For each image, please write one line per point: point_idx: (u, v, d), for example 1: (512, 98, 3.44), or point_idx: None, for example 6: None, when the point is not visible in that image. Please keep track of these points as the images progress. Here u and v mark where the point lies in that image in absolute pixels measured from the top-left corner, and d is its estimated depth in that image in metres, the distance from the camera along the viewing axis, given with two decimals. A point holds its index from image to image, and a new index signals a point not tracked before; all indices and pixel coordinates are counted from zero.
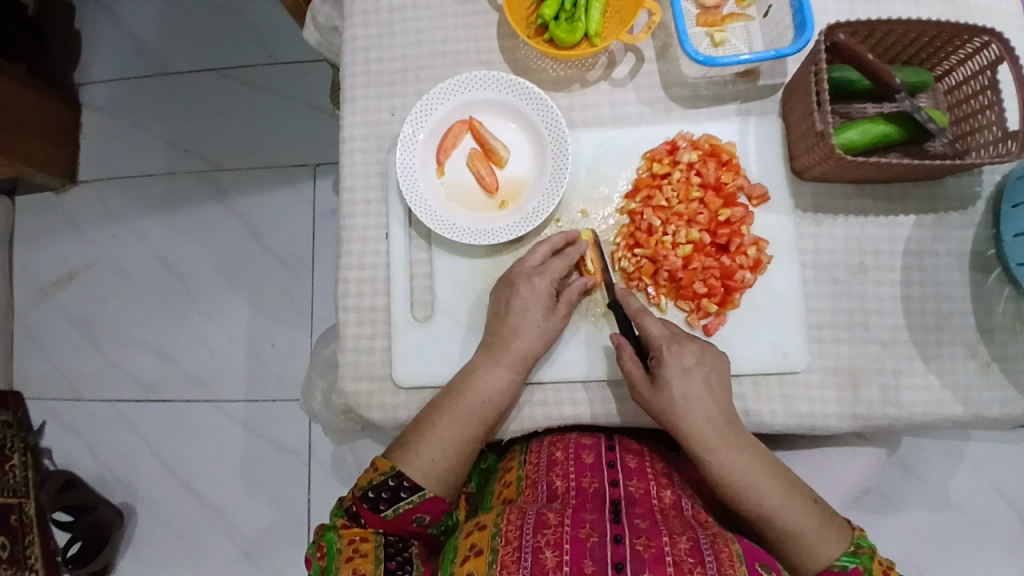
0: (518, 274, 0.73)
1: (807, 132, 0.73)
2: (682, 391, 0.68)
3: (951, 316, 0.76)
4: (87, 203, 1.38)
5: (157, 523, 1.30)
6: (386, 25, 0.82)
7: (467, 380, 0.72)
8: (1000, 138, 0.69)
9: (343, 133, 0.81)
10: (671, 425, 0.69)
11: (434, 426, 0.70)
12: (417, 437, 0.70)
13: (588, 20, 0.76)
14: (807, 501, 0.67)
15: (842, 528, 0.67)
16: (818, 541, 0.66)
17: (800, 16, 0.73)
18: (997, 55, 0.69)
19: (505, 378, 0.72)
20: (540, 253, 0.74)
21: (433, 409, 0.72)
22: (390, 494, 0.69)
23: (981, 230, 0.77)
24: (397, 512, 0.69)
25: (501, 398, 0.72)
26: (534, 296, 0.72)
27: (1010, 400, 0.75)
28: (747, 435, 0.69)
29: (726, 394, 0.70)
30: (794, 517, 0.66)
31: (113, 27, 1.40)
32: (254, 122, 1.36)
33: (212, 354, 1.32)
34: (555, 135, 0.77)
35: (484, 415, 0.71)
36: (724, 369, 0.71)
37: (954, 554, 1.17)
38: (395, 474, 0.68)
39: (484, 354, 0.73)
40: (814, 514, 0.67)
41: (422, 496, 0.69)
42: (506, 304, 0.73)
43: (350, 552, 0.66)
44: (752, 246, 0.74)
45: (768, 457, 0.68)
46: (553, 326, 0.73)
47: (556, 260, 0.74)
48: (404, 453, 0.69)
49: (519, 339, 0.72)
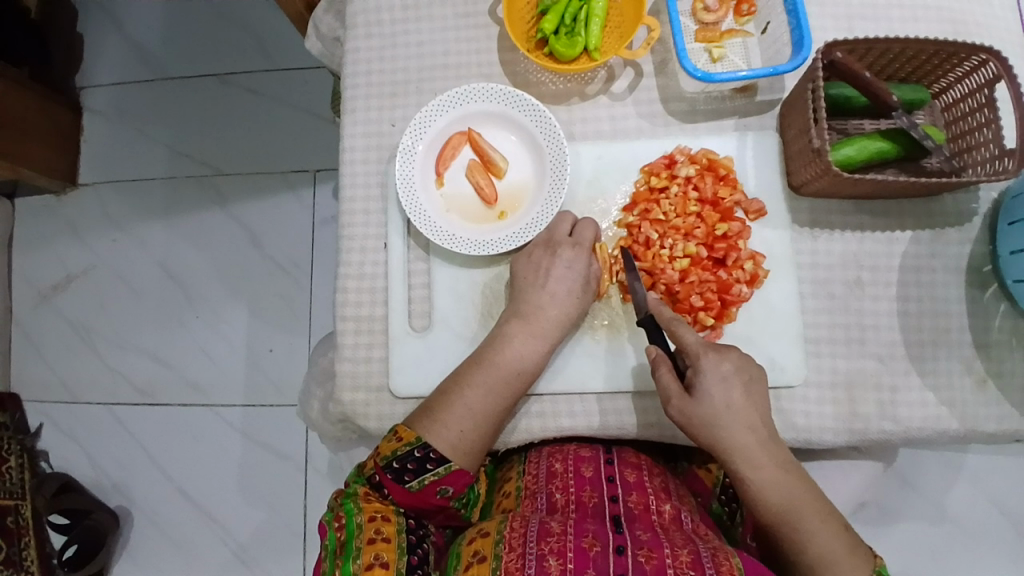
0: (549, 244, 0.76)
1: (804, 149, 0.73)
2: (723, 401, 0.67)
3: (948, 332, 0.76)
4: (87, 209, 1.38)
5: (153, 528, 1.30)
6: (387, 37, 0.83)
7: (497, 350, 0.72)
8: (997, 156, 0.70)
9: (344, 143, 0.82)
10: (709, 437, 0.67)
11: (465, 397, 0.70)
12: (446, 409, 0.70)
13: (588, 35, 0.77)
14: (838, 525, 0.65)
15: (866, 555, 0.65)
16: (849, 570, 0.63)
17: (797, 33, 0.74)
18: (994, 73, 0.69)
19: (537, 348, 0.73)
20: (568, 223, 0.77)
21: (462, 379, 0.71)
22: (416, 465, 0.67)
23: (978, 246, 0.77)
24: (421, 484, 0.67)
25: (534, 369, 0.73)
26: (567, 264, 0.75)
27: (1007, 415, 0.75)
28: (785, 452, 0.68)
29: (764, 406, 0.69)
30: (825, 540, 0.64)
31: (115, 33, 1.40)
32: (255, 129, 1.36)
33: (210, 359, 1.33)
34: (553, 147, 0.77)
35: (516, 385, 0.72)
36: (763, 380, 0.70)
37: (952, 566, 1.16)
38: (422, 445, 0.68)
39: (516, 324, 0.74)
40: (844, 537, 0.65)
41: (447, 469, 0.68)
42: (541, 270, 0.75)
43: (371, 533, 0.63)
44: (749, 260, 0.75)
45: (803, 474, 0.67)
46: (584, 297, 0.75)
47: (585, 229, 0.76)
48: (433, 425, 0.69)
49: (551, 310, 0.74)
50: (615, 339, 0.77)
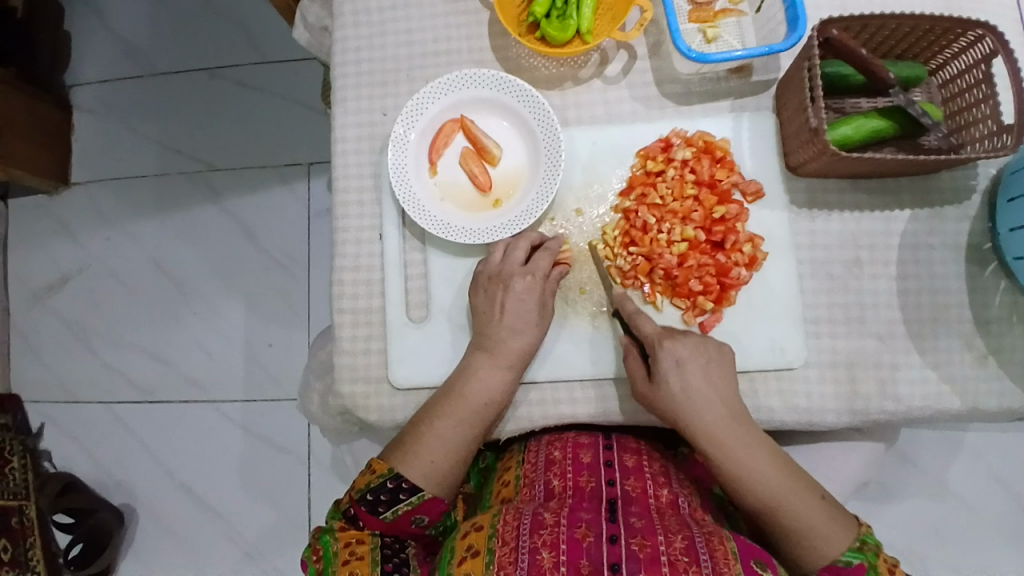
0: (502, 277, 0.73)
1: (800, 128, 0.72)
2: (681, 388, 0.68)
3: (948, 310, 0.76)
4: (80, 207, 1.37)
5: (158, 525, 1.30)
6: (378, 25, 0.82)
7: (462, 381, 0.71)
8: (995, 132, 0.69)
9: (335, 134, 0.81)
10: (673, 421, 0.69)
11: (433, 428, 0.69)
12: (416, 440, 0.69)
13: (579, 17, 0.75)
14: (811, 496, 0.67)
15: (847, 522, 0.67)
16: (820, 535, 0.65)
17: (792, 11, 0.73)
18: (991, 48, 0.68)
19: (500, 379, 0.72)
20: (522, 250, 0.74)
21: (430, 410, 0.70)
22: (390, 496, 0.67)
23: (977, 222, 0.77)
24: (395, 514, 0.68)
25: (499, 398, 0.72)
26: (522, 295, 0.72)
27: (1008, 391, 0.75)
28: (752, 429, 0.68)
29: (727, 382, 0.69)
30: (794, 511, 0.66)
31: (102, 28, 1.39)
32: (246, 123, 1.35)
33: (209, 356, 1.32)
34: (547, 132, 0.76)
35: (478, 416, 0.71)
36: (727, 359, 0.70)
37: (952, 542, 1.17)
38: (394, 476, 0.67)
39: (479, 355, 0.72)
40: (817, 507, 0.66)
41: (421, 498, 0.68)
42: (497, 304, 0.73)
43: (346, 555, 0.65)
44: (747, 243, 0.74)
45: (772, 450, 0.68)
46: (542, 325, 0.73)
47: (541, 255, 0.74)
48: (403, 456, 0.68)
49: (513, 339, 0.72)
50: (613, 325, 0.77)
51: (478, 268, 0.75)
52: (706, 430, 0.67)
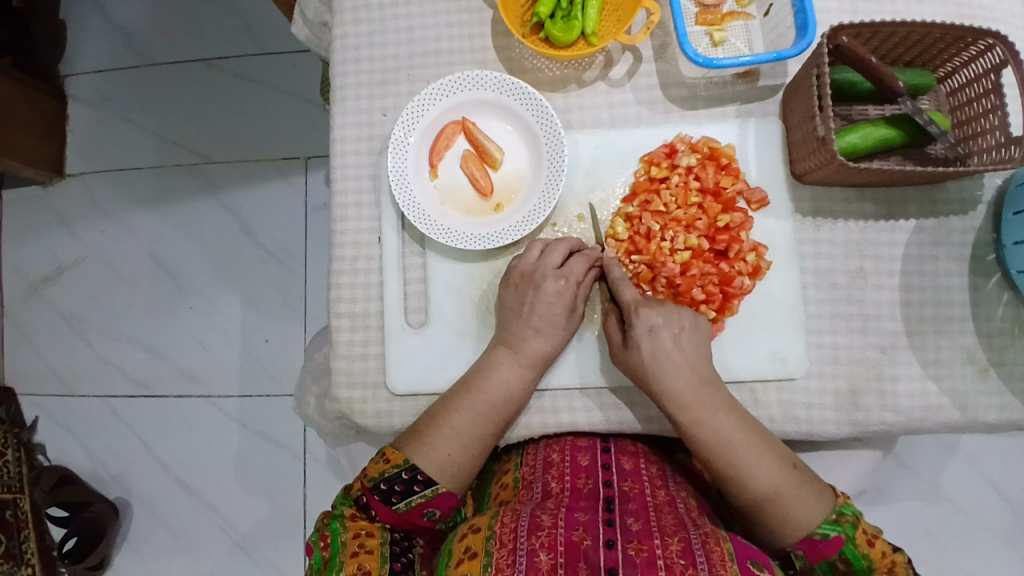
0: (534, 276, 0.73)
1: (807, 136, 0.71)
2: (650, 350, 0.68)
3: (950, 321, 0.75)
4: (76, 199, 1.35)
5: (153, 520, 1.30)
6: (378, 22, 0.80)
7: (486, 376, 0.71)
8: (1002, 144, 0.68)
9: (334, 134, 0.80)
10: (645, 385, 0.70)
11: (454, 422, 0.69)
12: (436, 432, 0.69)
13: (585, 19, 0.74)
14: (785, 464, 0.66)
15: (824, 494, 0.65)
16: (795, 505, 0.64)
17: (802, 16, 0.72)
18: (1000, 58, 0.67)
19: (523, 378, 0.72)
20: (559, 253, 0.73)
21: (451, 403, 0.70)
22: (403, 487, 0.67)
23: (981, 234, 0.76)
24: (408, 506, 0.67)
25: (520, 397, 0.72)
26: (552, 299, 0.72)
27: (1008, 404, 0.74)
28: (725, 397, 0.68)
29: (701, 352, 0.70)
30: (764, 478, 0.65)
31: (98, 16, 1.37)
32: (243, 115, 1.33)
33: (205, 350, 1.31)
34: (550, 136, 0.75)
35: (502, 414, 0.71)
36: (702, 330, 0.71)
37: (946, 546, 1.17)
38: (410, 467, 0.67)
39: (503, 351, 0.72)
40: (791, 476, 0.65)
41: (434, 490, 0.67)
42: (526, 303, 0.72)
43: (355, 547, 0.64)
44: (751, 252, 0.73)
45: (745, 419, 0.68)
46: (568, 330, 0.73)
47: (576, 259, 0.73)
48: (420, 447, 0.68)
49: (538, 339, 0.72)
50: None
51: (511, 264, 0.75)
52: (676, 393, 0.67)
